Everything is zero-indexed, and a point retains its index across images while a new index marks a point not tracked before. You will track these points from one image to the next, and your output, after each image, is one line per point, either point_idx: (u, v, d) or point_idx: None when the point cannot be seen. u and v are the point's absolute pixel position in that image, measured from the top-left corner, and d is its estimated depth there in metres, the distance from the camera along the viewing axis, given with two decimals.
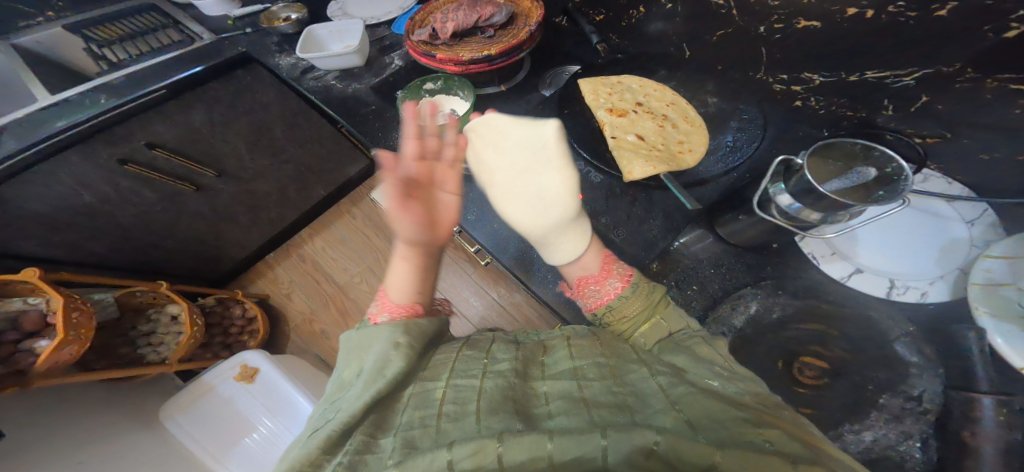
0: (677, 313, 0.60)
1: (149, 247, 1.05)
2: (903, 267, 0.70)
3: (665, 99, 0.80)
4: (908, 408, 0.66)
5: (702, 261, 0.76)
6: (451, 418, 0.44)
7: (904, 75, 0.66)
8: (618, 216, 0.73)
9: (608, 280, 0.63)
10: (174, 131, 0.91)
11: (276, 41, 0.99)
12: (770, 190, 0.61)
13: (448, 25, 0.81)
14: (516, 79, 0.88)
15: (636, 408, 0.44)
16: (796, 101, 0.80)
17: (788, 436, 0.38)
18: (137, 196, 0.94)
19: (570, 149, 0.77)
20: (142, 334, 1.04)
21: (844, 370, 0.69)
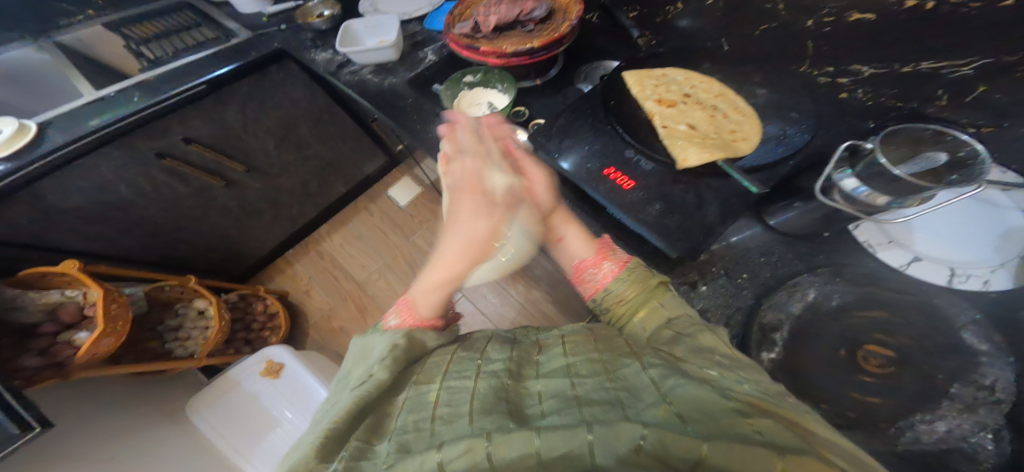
0: (676, 302, 0.52)
1: (182, 241, 1.05)
2: (978, 252, 0.54)
3: (711, 91, 0.70)
4: (984, 397, 0.48)
5: (751, 250, 0.62)
6: (445, 421, 0.38)
7: (964, 66, 0.53)
8: (674, 201, 0.58)
9: (602, 264, 0.58)
10: (210, 126, 0.89)
11: (310, 37, 0.92)
12: (833, 176, 0.52)
13: (490, 18, 0.71)
14: (549, 75, 0.78)
15: (628, 403, 0.37)
16: (842, 94, 0.65)
17: (782, 426, 0.32)
18: (171, 190, 0.92)
19: (616, 137, 0.65)
20: (171, 328, 1.06)
21: (912, 360, 0.51)
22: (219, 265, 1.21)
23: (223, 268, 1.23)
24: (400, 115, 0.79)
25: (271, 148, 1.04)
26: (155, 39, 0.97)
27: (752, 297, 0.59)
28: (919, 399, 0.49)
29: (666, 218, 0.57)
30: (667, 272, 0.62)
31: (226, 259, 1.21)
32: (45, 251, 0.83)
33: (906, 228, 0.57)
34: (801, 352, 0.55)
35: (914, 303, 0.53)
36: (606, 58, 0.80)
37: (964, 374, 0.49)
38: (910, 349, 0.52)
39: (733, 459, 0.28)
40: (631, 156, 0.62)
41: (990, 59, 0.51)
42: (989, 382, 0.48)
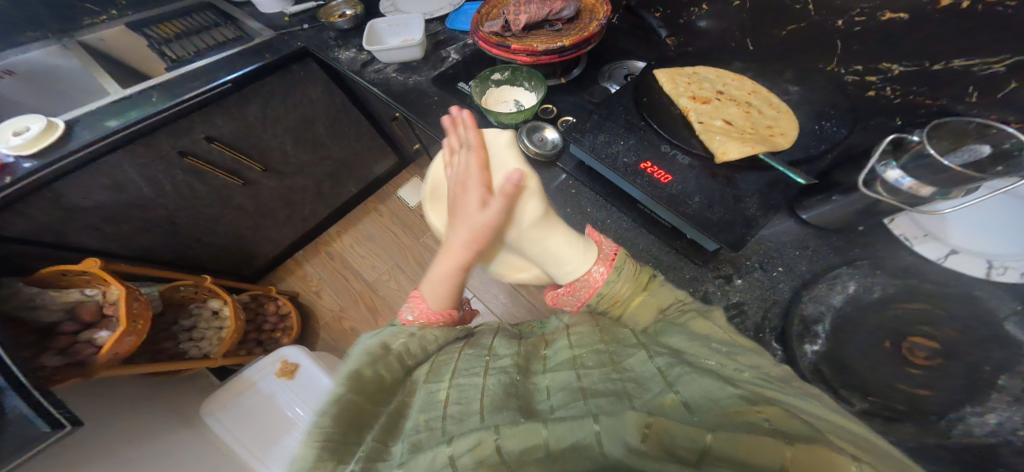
0: (668, 291, 0.54)
1: (200, 239, 1.06)
2: (1014, 246, 0.53)
3: (744, 88, 0.69)
4: None
5: (784, 243, 0.61)
6: (457, 419, 0.38)
7: (996, 63, 0.51)
8: (712, 194, 0.58)
9: (589, 271, 0.56)
10: (231, 125, 0.90)
11: (333, 36, 0.93)
12: (876, 168, 0.52)
13: (520, 18, 0.70)
14: (573, 75, 0.78)
15: (636, 394, 0.37)
16: (869, 92, 0.64)
17: (792, 414, 0.31)
18: (191, 189, 0.93)
19: (649, 133, 0.64)
20: (184, 328, 1.07)
21: (960, 352, 0.50)
22: (233, 264, 1.22)
23: (238, 267, 1.24)
24: (425, 113, 0.79)
25: (288, 148, 1.05)
26: (177, 39, 0.98)
27: (789, 290, 0.59)
28: (966, 392, 0.48)
29: (708, 211, 0.57)
30: (700, 264, 0.63)
31: (241, 259, 1.22)
32: (67, 249, 0.84)
33: (941, 222, 0.57)
34: (844, 344, 0.53)
35: (958, 296, 0.52)
36: (631, 57, 0.79)
37: (1011, 366, 0.48)
38: (958, 341, 0.50)
39: (742, 447, 0.28)
40: (667, 151, 0.62)
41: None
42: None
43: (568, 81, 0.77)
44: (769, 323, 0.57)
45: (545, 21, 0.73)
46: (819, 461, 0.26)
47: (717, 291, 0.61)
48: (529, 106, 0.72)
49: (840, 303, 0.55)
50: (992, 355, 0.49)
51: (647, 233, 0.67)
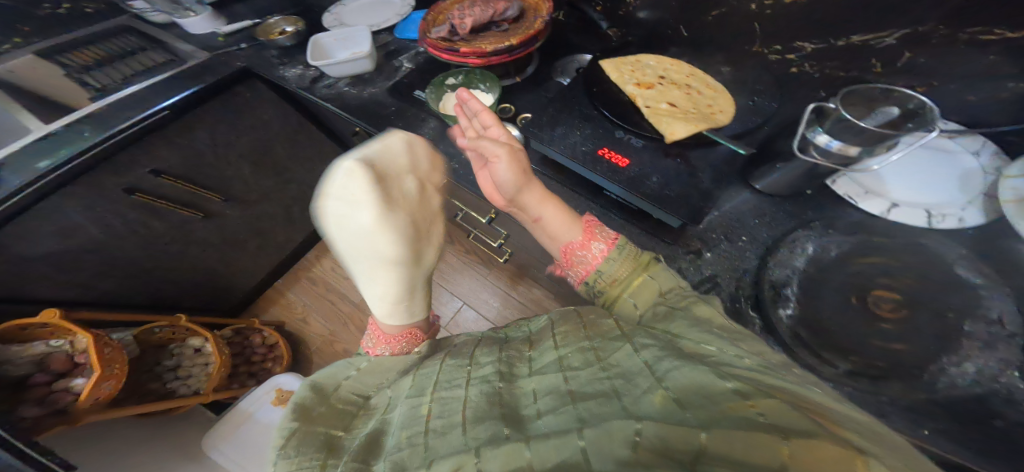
0: (664, 274, 0.52)
1: (169, 277, 1.04)
2: (941, 193, 0.56)
3: (682, 72, 0.71)
4: (994, 333, 0.48)
5: (744, 213, 0.62)
6: (440, 433, 0.37)
7: (889, 36, 0.58)
8: (668, 173, 0.59)
9: (590, 246, 0.56)
10: (178, 155, 0.87)
11: (276, 55, 0.94)
12: (805, 136, 0.52)
13: (465, 21, 0.71)
14: (527, 73, 0.78)
15: (624, 393, 0.36)
16: (791, 68, 0.69)
17: (787, 405, 0.30)
18: (145, 227, 0.90)
19: (604, 123, 0.65)
20: (169, 368, 1.06)
21: (921, 301, 0.52)
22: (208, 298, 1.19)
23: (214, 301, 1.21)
24: (385, 124, 0.78)
25: (248, 174, 1.04)
26: (98, 67, 0.91)
27: (755, 259, 0.60)
28: (941, 343, 0.49)
29: (666, 189, 0.58)
30: (671, 243, 0.63)
31: (215, 293, 1.19)
32: (18, 301, 0.81)
33: (878, 179, 0.59)
34: (815, 305, 0.54)
35: (905, 246, 0.55)
36: (580, 52, 0.81)
37: (973, 310, 0.50)
38: (917, 291, 0.52)
39: (736, 447, 0.26)
40: (621, 136, 0.63)
41: (910, 28, 0.56)
42: (996, 316, 0.49)
43: (523, 79, 0.77)
44: (743, 292, 0.57)
45: (491, 23, 0.74)
46: (817, 455, 0.24)
47: (690, 267, 0.61)
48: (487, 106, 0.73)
49: (803, 265, 0.56)
50: (951, 300, 0.51)
51: (616, 218, 0.67)
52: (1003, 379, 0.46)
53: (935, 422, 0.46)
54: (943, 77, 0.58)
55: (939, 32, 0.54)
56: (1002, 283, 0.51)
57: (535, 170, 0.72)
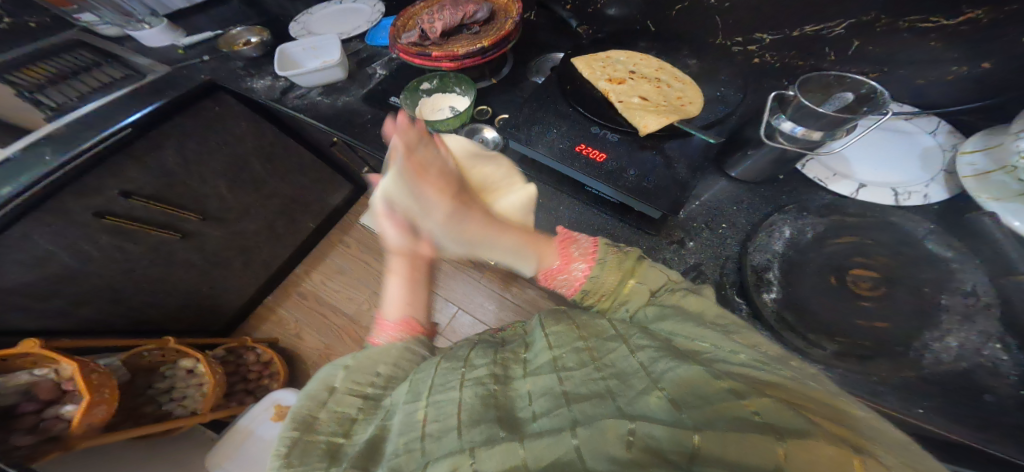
0: (654, 274, 0.50)
1: (151, 300, 1.03)
2: (905, 173, 0.60)
3: (652, 65, 0.70)
4: (971, 305, 0.50)
5: (721, 201, 0.63)
6: (436, 438, 0.35)
7: (837, 26, 0.63)
8: (643, 165, 0.60)
9: (571, 266, 0.52)
10: (150, 176, 0.85)
11: (242, 66, 0.94)
12: (771, 123, 0.53)
13: (436, 25, 0.71)
14: (502, 74, 0.79)
15: (619, 393, 0.36)
16: (754, 59, 0.74)
17: (776, 402, 0.31)
18: (120, 251, 0.89)
19: (581, 120, 0.65)
20: (162, 390, 1.05)
21: (899, 276, 0.53)
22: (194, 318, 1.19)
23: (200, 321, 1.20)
24: (360, 132, 0.78)
25: (226, 191, 1.03)
26: (48, 83, 0.83)
27: (736, 245, 0.60)
28: (921, 318, 0.50)
29: (644, 181, 0.59)
30: (654, 234, 0.63)
31: (202, 314, 1.18)
32: None
33: (844, 161, 0.62)
34: (798, 288, 0.54)
35: (876, 224, 0.56)
36: (553, 50, 0.81)
37: (946, 285, 0.51)
38: (892, 268, 0.53)
39: (731, 448, 0.27)
40: (597, 132, 0.64)
41: (855, 19, 0.62)
42: (970, 287, 0.51)
43: (499, 81, 0.78)
44: (727, 279, 0.58)
45: (461, 25, 0.75)
46: (810, 460, 0.25)
47: (675, 256, 0.61)
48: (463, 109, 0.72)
49: (781, 248, 0.57)
50: (925, 276, 0.52)
51: (599, 213, 0.68)
52: (986, 352, 0.48)
53: (926, 399, 0.47)
54: (891, 62, 0.64)
55: (882, 22, 0.60)
56: (972, 255, 0.52)
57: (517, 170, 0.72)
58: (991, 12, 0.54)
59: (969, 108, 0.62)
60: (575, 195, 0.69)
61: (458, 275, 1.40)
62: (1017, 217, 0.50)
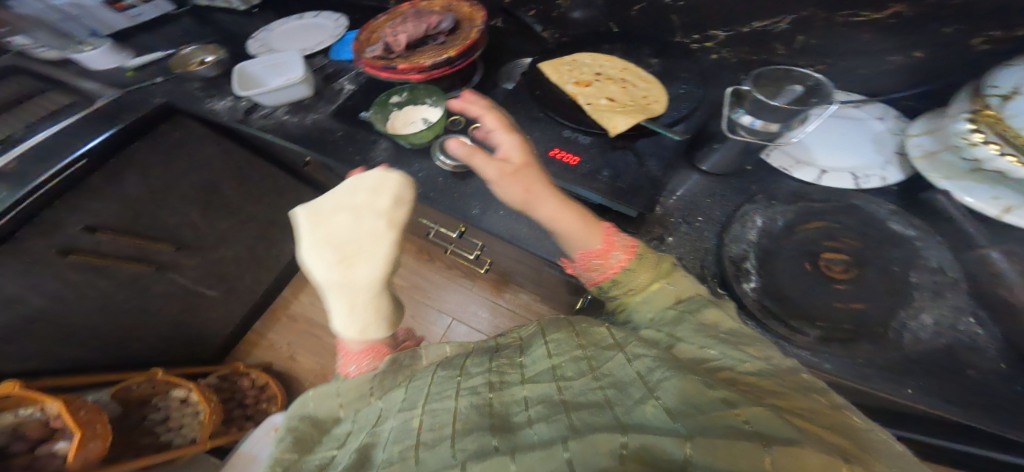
0: (678, 289, 0.48)
1: (134, 334, 1.03)
2: (864, 157, 0.63)
3: (617, 66, 0.71)
4: (940, 281, 0.52)
5: (697, 195, 0.65)
6: (430, 447, 0.34)
7: (779, 22, 0.69)
8: (619, 166, 0.61)
9: (612, 254, 0.51)
10: (112, 208, 0.84)
11: (197, 86, 0.96)
12: (731, 117, 0.54)
13: (399, 37, 0.75)
14: (472, 83, 0.81)
15: (617, 403, 0.35)
16: (712, 55, 0.80)
17: (774, 414, 0.29)
18: (94, 288, 0.88)
19: (551, 124, 0.66)
20: (159, 421, 1.08)
21: (868, 258, 0.54)
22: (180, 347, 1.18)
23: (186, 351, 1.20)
24: (332, 149, 0.80)
25: (198, 219, 1.02)
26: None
27: (714, 237, 0.62)
28: (896, 298, 0.51)
29: (618, 182, 0.59)
30: (633, 233, 0.63)
31: (190, 344, 1.18)
32: None
33: (806, 148, 0.64)
34: (773, 277, 0.54)
35: (841, 208, 0.57)
36: (520, 56, 0.84)
37: (915, 263, 0.53)
38: (861, 250, 0.54)
39: (721, 457, 0.26)
40: (568, 135, 0.64)
41: (796, 15, 0.67)
42: (938, 265, 0.53)
43: (468, 89, 0.81)
44: (708, 271, 0.58)
45: (426, 36, 0.78)
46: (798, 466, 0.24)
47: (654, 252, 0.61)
48: (435, 119, 0.74)
49: (755, 238, 0.57)
50: (895, 255, 0.53)
51: None
52: (960, 328, 0.51)
53: (914, 379, 0.49)
54: (833, 55, 0.70)
55: (818, 16, 0.65)
56: (930, 233, 0.54)
57: None
58: (910, 8, 0.59)
59: (906, 95, 0.69)
60: None
61: (449, 285, 1.39)
62: (969, 193, 0.51)
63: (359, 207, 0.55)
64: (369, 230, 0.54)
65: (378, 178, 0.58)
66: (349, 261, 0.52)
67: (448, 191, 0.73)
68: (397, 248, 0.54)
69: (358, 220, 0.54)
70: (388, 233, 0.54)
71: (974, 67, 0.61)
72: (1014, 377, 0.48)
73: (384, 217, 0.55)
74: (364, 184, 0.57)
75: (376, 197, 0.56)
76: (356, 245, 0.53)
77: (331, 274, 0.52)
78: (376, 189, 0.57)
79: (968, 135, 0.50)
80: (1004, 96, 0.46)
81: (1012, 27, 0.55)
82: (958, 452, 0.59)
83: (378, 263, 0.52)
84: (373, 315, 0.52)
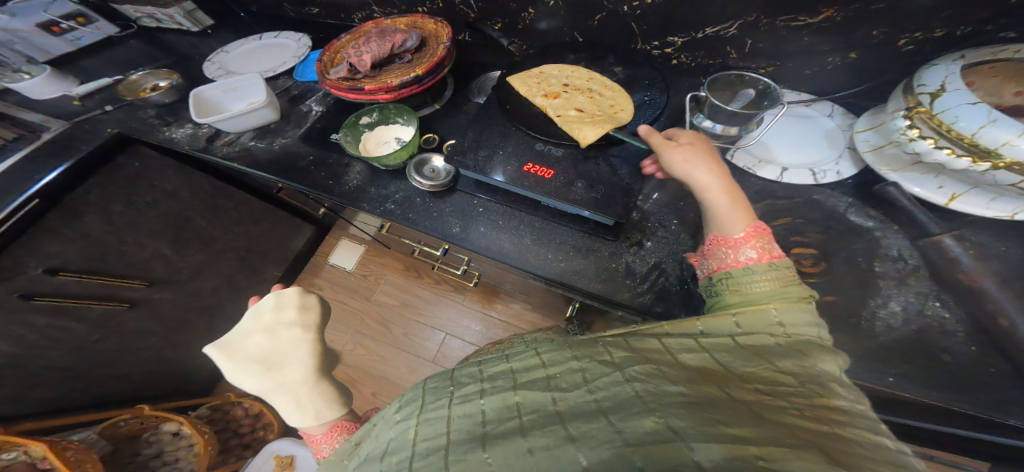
0: (802, 314, 0.39)
1: (114, 373, 1.02)
2: (818, 154, 0.65)
3: (583, 76, 0.73)
4: (902, 268, 0.56)
5: (670, 199, 0.68)
6: (422, 459, 0.30)
7: (729, 27, 0.71)
8: (591, 175, 0.62)
9: (745, 246, 0.47)
10: (73, 247, 0.84)
11: (153, 114, 0.98)
12: (694, 122, 0.65)
13: (363, 58, 0.76)
14: (445, 97, 0.85)
15: (625, 409, 0.31)
16: (672, 60, 0.81)
17: (802, 447, 0.26)
18: (63, 331, 0.88)
19: (521, 136, 0.67)
20: (151, 456, 1.05)
21: (831, 250, 0.58)
22: (165, 380, 1.19)
23: (172, 382, 1.21)
24: (303, 175, 0.82)
25: (169, 252, 1.03)
26: None
27: (690, 239, 0.64)
28: (863, 288, 0.55)
29: (593, 191, 0.61)
30: (614, 239, 0.65)
31: (171, 374, 1.20)
32: None
33: (765, 147, 0.67)
34: None
35: (804, 204, 0.62)
36: (489, 69, 0.88)
37: (876, 252, 0.57)
38: (826, 242, 0.59)
39: None
40: (542, 148, 0.66)
41: (743, 20, 0.69)
42: (897, 252, 0.57)
43: (441, 105, 0.84)
44: (687, 272, 0.61)
45: (392, 55, 0.80)
46: None
47: (636, 258, 0.64)
48: (408, 138, 0.77)
49: None
50: (855, 245, 0.58)
51: (560, 226, 0.68)
52: (928, 312, 0.53)
53: (893, 367, 0.50)
54: (781, 57, 0.73)
55: (763, 21, 0.68)
56: (890, 221, 0.59)
57: (475, 195, 0.73)
58: (839, 12, 0.62)
59: (850, 93, 0.72)
60: (533, 210, 0.70)
61: (439, 299, 1.39)
62: (917, 184, 0.55)
63: (271, 325, 0.63)
64: (287, 342, 0.62)
65: (275, 295, 0.66)
66: (277, 369, 0.59)
67: (426, 212, 0.73)
68: (318, 346, 0.63)
69: (274, 337, 0.62)
70: (306, 337, 0.63)
71: (903, 68, 0.65)
72: (984, 359, 0.49)
73: (296, 321, 0.64)
74: (271, 301, 0.66)
75: (283, 311, 0.65)
76: (281, 354, 0.61)
77: (267, 384, 0.58)
78: (280, 305, 0.65)
79: (905, 131, 0.53)
80: (932, 93, 0.50)
81: (931, 29, 0.59)
82: (947, 436, 0.60)
83: (303, 362, 0.60)
84: (321, 401, 0.58)
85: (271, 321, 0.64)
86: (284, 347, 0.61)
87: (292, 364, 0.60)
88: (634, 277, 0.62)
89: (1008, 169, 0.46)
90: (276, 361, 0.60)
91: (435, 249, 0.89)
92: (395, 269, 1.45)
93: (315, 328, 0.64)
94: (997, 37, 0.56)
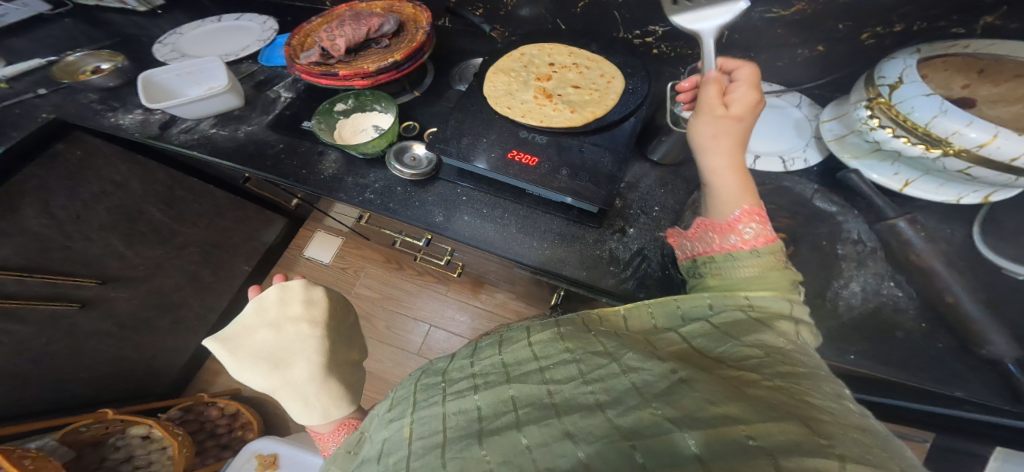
0: (774, 302, 0.39)
1: (67, 377, 0.96)
2: (786, 142, 0.69)
3: (564, 51, 0.79)
4: (862, 250, 0.60)
5: (650, 185, 0.70)
6: (421, 457, 0.29)
7: None
8: (574, 163, 0.64)
9: (736, 227, 0.46)
10: (11, 246, 0.76)
11: (96, 98, 0.91)
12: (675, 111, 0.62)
13: (337, 42, 0.74)
14: (425, 85, 0.84)
15: (621, 401, 0.29)
16: (654, 50, 0.83)
17: (780, 418, 0.26)
18: (5, 333, 0.80)
19: (509, 124, 0.69)
20: (119, 461, 1.03)
21: (799, 235, 0.61)
22: (125, 383, 1.13)
23: (134, 385, 1.15)
24: (275, 164, 0.79)
25: (122, 247, 0.97)
26: None
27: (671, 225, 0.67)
28: (828, 270, 0.59)
29: (576, 179, 0.63)
30: (597, 227, 0.67)
31: (133, 377, 1.14)
32: None
33: None
34: None
35: (774, 190, 0.66)
36: (471, 57, 0.88)
37: (838, 236, 0.61)
38: (794, 228, 0.62)
39: None
40: (525, 136, 0.67)
41: None
42: (857, 235, 0.61)
43: (420, 93, 0.83)
44: (670, 259, 0.63)
45: (368, 40, 0.78)
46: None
47: (619, 244, 0.66)
48: (386, 126, 0.76)
49: None
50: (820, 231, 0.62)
51: (546, 211, 0.69)
52: (884, 292, 0.57)
53: (855, 345, 0.54)
54: (754, 48, 0.75)
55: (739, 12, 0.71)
56: (850, 206, 0.63)
57: (458, 184, 0.73)
58: (810, 5, 0.65)
59: (814, 85, 0.76)
60: (519, 197, 0.70)
61: (423, 291, 1.37)
62: (875, 170, 0.59)
63: (276, 320, 0.64)
64: (293, 337, 0.62)
65: (278, 288, 0.66)
66: (285, 367, 0.61)
67: (408, 201, 0.72)
68: (324, 342, 0.63)
69: (280, 332, 0.63)
70: (312, 332, 0.63)
71: (863, 60, 0.69)
72: (934, 336, 0.54)
73: (302, 316, 0.64)
74: (275, 298, 0.65)
75: (287, 307, 0.65)
76: (288, 350, 0.62)
77: (274, 382, 0.61)
78: (284, 299, 0.65)
79: (867, 120, 0.56)
80: (891, 85, 0.53)
81: (891, 24, 0.63)
82: (895, 408, 0.66)
83: (309, 359, 0.61)
84: (327, 401, 0.61)
85: (275, 317, 0.64)
86: (291, 342, 0.62)
87: (299, 361, 0.61)
88: (618, 263, 0.64)
89: (956, 156, 0.49)
90: (281, 360, 0.61)
91: (418, 239, 0.88)
92: (375, 261, 1.42)
93: (322, 322, 0.64)
94: (949, 34, 0.60)
